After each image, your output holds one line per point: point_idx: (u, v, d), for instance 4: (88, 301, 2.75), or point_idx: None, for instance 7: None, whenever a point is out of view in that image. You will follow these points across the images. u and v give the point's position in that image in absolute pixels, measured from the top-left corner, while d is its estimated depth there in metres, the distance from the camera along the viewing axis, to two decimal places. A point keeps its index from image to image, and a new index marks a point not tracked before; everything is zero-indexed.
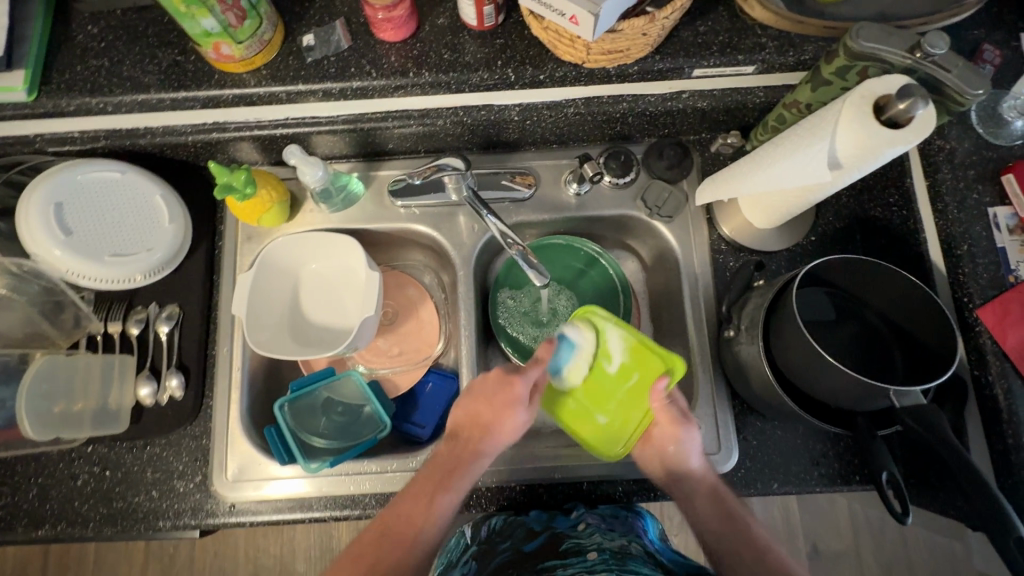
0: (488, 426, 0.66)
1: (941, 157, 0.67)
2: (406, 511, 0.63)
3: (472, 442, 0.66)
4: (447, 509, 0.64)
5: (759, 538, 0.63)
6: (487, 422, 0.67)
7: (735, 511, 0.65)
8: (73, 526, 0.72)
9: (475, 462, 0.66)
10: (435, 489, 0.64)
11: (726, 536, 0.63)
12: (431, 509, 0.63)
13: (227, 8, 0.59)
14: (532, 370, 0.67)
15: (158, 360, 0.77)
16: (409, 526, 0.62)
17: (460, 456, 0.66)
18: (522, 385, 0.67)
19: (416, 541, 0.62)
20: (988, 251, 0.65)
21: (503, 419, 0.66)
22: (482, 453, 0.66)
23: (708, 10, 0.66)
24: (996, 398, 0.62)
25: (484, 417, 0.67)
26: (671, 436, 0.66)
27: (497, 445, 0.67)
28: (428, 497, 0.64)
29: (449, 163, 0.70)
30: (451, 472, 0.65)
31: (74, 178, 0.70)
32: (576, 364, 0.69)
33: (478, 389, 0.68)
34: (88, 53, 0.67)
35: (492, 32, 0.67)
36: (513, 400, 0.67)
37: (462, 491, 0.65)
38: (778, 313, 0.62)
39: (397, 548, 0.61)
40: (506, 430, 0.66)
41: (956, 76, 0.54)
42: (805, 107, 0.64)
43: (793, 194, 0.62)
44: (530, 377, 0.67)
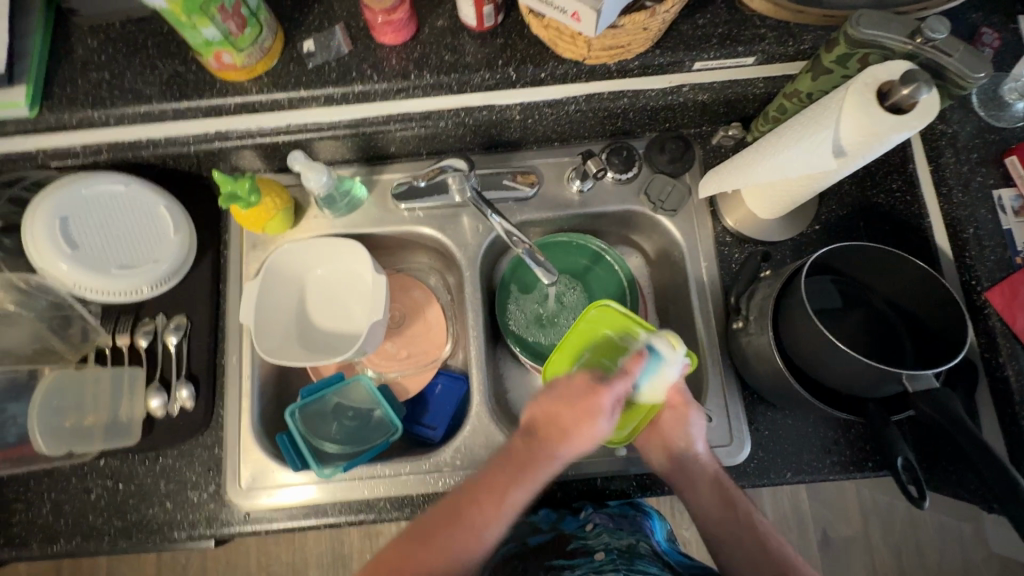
0: (567, 430, 0.62)
1: (944, 141, 0.67)
2: (467, 509, 0.60)
3: (548, 441, 0.62)
4: (510, 509, 0.61)
5: (756, 523, 0.65)
6: (565, 424, 0.63)
7: (734, 497, 0.66)
8: (88, 540, 0.72)
9: (546, 463, 0.62)
10: (504, 485, 0.61)
11: (723, 523, 0.65)
12: (502, 511, 0.60)
13: (228, 17, 0.59)
14: (619, 384, 0.63)
15: (167, 371, 0.77)
16: (473, 521, 0.59)
17: (535, 454, 0.62)
18: (609, 394, 0.63)
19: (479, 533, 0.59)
20: (993, 234, 0.65)
21: (582, 425, 0.62)
22: (555, 458, 0.62)
23: (706, 2, 0.67)
24: (1007, 380, 0.62)
25: (565, 420, 0.63)
26: (676, 421, 0.68)
27: (574, 449, 0.63)
28: (491, 493, 0.61)
29: (453, 164, 0.72)
30: (519, 469, 0.62)
31: (79, 192, 0.70)
32: (659, 380, 0.65)
33: (569, 387, 0.64)
34: (88, 66, 0.67)
35: (492, 32, 0.67)
36: (598, 409, 0.63)
37: (529, 492, 0.62)
38: (786, 302, 0.62)
39: (456, 542, 0.58)
40: (588, 437, 0.62)
41: (957, 61, 0.54)
42: (807, 96, 0.64)
43: (797, 183, 0.62)
44: (619, 387, 0.63)
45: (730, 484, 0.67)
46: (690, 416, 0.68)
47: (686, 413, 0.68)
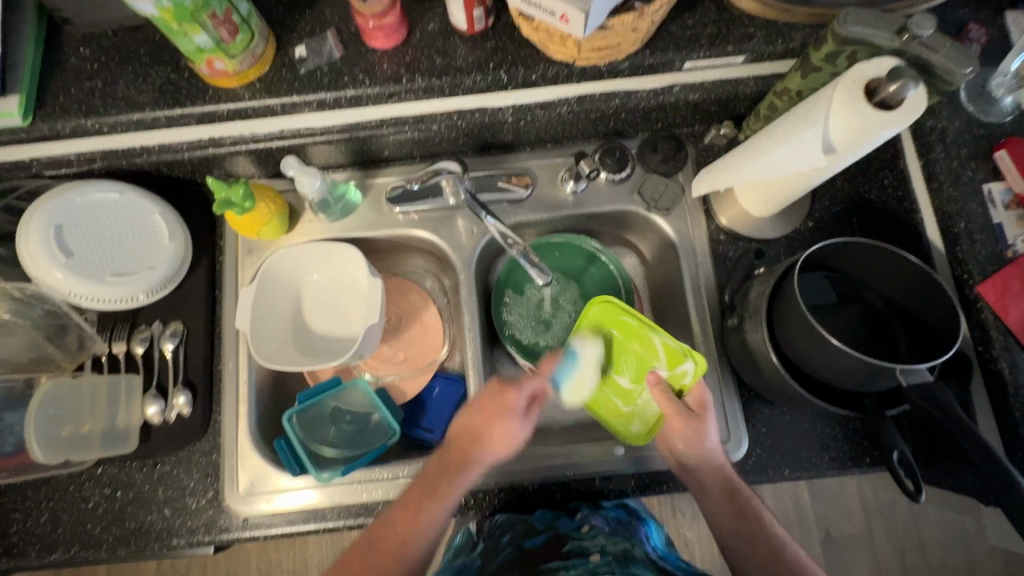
0: (478, 433, 0.65)
1: (934, 137, 0.68)
2: (395, 526, 0.62)
3: (466, 450, 0.65)
4: (440, 520, 0.63)
5: (772, 533, 0.63)
6: (481, 432, 0.65)
7: (748, 506, 0.64)
8: (87, 548, 0.72)
9: (465, 471, 0.64)
10: (422, 501, 0.63)
11: (737, 534, 0.63)
12: (418, 519, 0.62)
13: (219, 24, 0.59)
14: (528, 383, 0.67)
15: (164, 378, 0.77)
16: (397, 540, 0.61)
17: (450, 464, 0.65)
18: (518, 394, 0.66)
19: (405, 554, 0.61)
20: (984, 227, 0.65)
21: (495, 429, 0.64)
22: (473, 462, 0.64)
23: (695, 3, 0.67)
24: (1002, 372, 0.62)
25: (480, 428, 0.65)
26: (696, 427, 0.64)
27: (490, 455, 0.65)
28: (416, 511, 0.62)
29: (446, 167, 0.72)
30: (442, 481, 0.63)
31: (72, 200, 0.70)
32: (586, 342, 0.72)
33: (483, 400, 0.66)
34: (81, 75, 0.68)
35: (483, 35, 0.68)
36: (508, 411, 0.65)
37: (452, 500, 0.63)
38: (781, 299, 0.62)
39: (386, 562, 0.60)
40: (505, 442, 0.65)
41: (944, 56, 0.54)
42: (797, 93, 0.64)
43: (788, 180, 0.62)
44: (517, 396, 0.66)
45: (745, 493, 0.65)
46: (706, 423, 0.64)
47: (705, 420, 0.64)
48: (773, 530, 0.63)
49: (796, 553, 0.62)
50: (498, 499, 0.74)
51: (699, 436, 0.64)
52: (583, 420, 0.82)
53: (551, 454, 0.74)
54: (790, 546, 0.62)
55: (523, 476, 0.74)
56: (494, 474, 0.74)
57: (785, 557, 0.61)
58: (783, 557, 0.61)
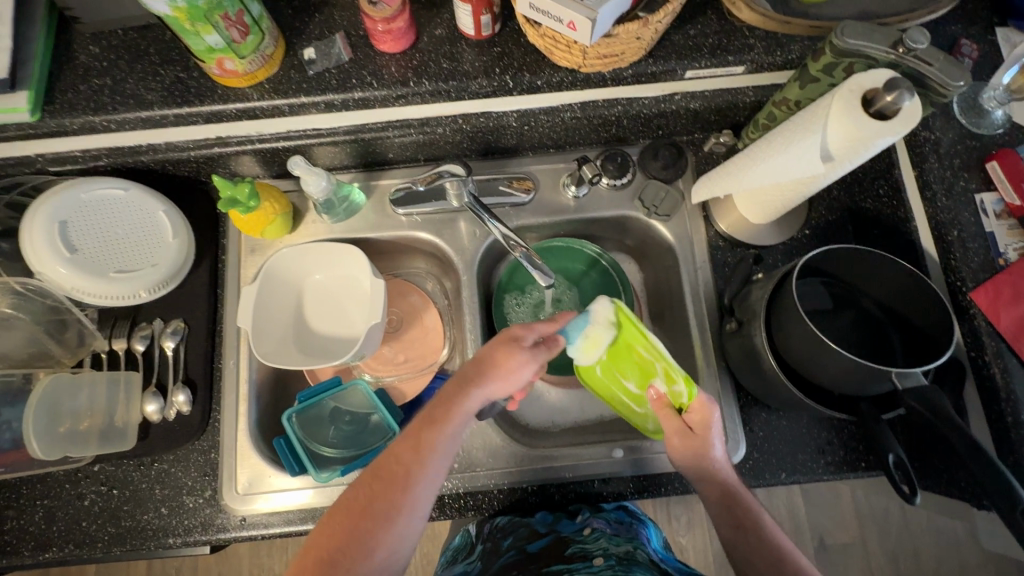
0: (482, 365, 0.60)
1: (928, 148, 0.69)
2: (399, 451, 0.58)
3: (466, 381, 0.60)
4: (444, 446, 0.59)
5: (776, 545, 0.58)
6: (483, 361, 0.61)
7: (748, 516, 0.60)
8: (81, 547, 0.71)
9: (468, 403, 0.59)
10: (425, 425, 0.59)
11: (736, 546, 0.59)
12: (422, 451, 0.58)
13: (231, 25, 0.60)
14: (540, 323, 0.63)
15: (164, 375, 0.77)
16: (403, 465, 0.58)
17: (452, 391, 0.61)
18: (524, 328, 0.62)
19: (408, 482, 0.57)
20: (977, 236, 0.67)
21: (496, 359, 0.60)
22: (474, 395, 0.59)
23: (697, 14, 0.69)
24: (994, 378, 0.63)
25: (486, 356, 0.61)
26: (698, 444, 0.61)
27: (490, 387, 0.60)
28: (421, 435, 0.59)
29: (450, 169, 0.74)
30: (443, 408, 0.59)
31: (78, 196, 0.70)
32: (592, 331, 0.67)
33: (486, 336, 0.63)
34: (90, 72, 0.68)
35: (489, 41, 0.69)
36: (512, 341, 0.61)
37: (456, 428, 0.59)
38: (781, 304, 0.63)
39: (389, 487, 0.56)
40: (506, 372, 0.59)
41: (938, 70, 0.56)
42: (795, 103, 0.66)
43: (787, 187, 0.63)
44: (528, 332, 0.62)
45: (746, 501, 0.61)
46: (711, 439, 0.60)
47: (706, 440, 0.60)
48: (777, 542, 0.59)
49: (801, 565, 0.57)
50: (497, 500, 0.74)
51: (700, 453, 0.61)
52: (581, 422, 0.83)
53: (550, 456, 0.74)
54: (795, 559, 0.57)
55: (524, 477, 0.74)
56: (493, 475, 0.74)
57: (786, 569, 0.56)
58: (784, 568, 0.56)
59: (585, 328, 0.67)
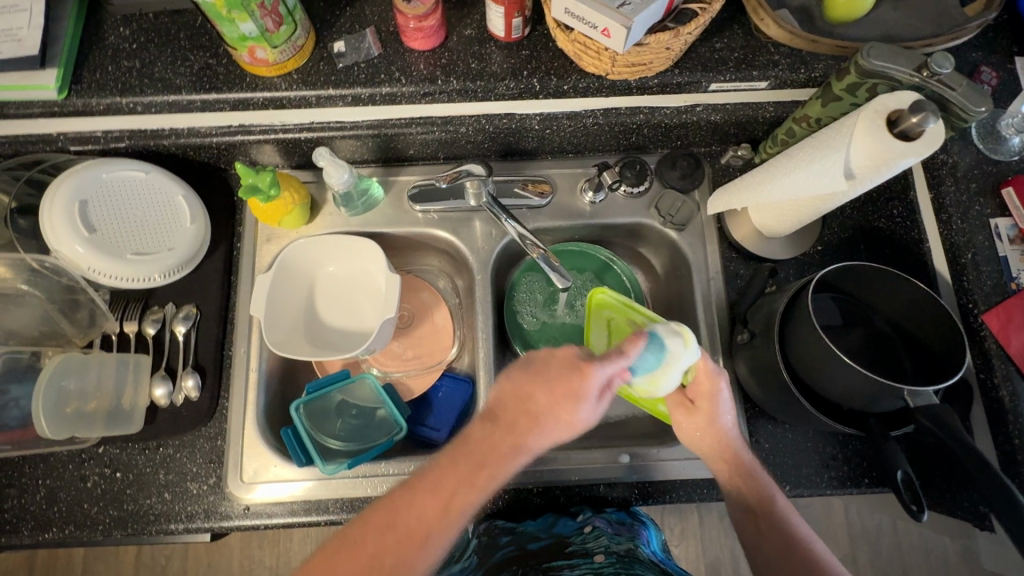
0: (541, 416, 0.56)
1: (945, 171, 0.71)
2: (416, 503, 0.54)
3: (516, 430, 0.56)
4: (473, 509, 0.55)
5: (791, 533, 0.59)
6: (541, 413, 0.56)
7: (761, 502, 0.60)
8: (81, 529, 0.71)
9: (514, 459, 0.55)
10: (460, 487, 0.54)
11: (747, 532, 0.61)
12: (450, 512, 0.54)
13: (266, 14, 0.60)
14: (613, 363, 0.58)
15: (174, 360, 0.77)
16: (421, 526, 0.53)
17: (501, 446, 0.55)
18: (596, 376, 0.57)
19: (426, 542, 0.53)
20: (990, 259, 0.68)
21: (561, 410, 0.56)
22: (523, 449, 0.56)
23: (723, 28, 0.70)
24: (1002, 400, 0.65)
25: (547, 408, 0.56)
26: (699, 417, 0.63)
27: (547, 441, 0.56)
28: (450, 496, 0.54)
29: (471, 169, 0.74)
30: (484, 470, 0.55)
31: (98, 176, 0.70)
32: (658, 377, 0.60)
33: (555, 389, 0.56)
34: (119, 54, 0.68)
35: (519, 43, 0.70)
36: (581, 393, 0.56)
37: (490, 491, 0.55)
38: (795, 316, 0.64)
39: (405, 545, 0.52)
40: (570, 424, 0.56)
41: (960, 95, 0.57)
42: (815, 121, 0.66)
43: (805, 203, 0.64)
44: (602, 375, 0.57)
45: (766, 490, 0.61)
46: (717, 412, 0.63)
47: (710, 411, 0.63)
48: (792, 529, 0.59)
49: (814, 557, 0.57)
50: (501, 499, 0.74)
51: (708, 424, 0.63)
52: (587, 426, 0.83)
53: (554, 459, 0.75)
54: (810, 547, 0.58)
55: (528, 479, 0.74)
56: None
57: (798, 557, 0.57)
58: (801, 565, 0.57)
59: (652, 365, 0.60)
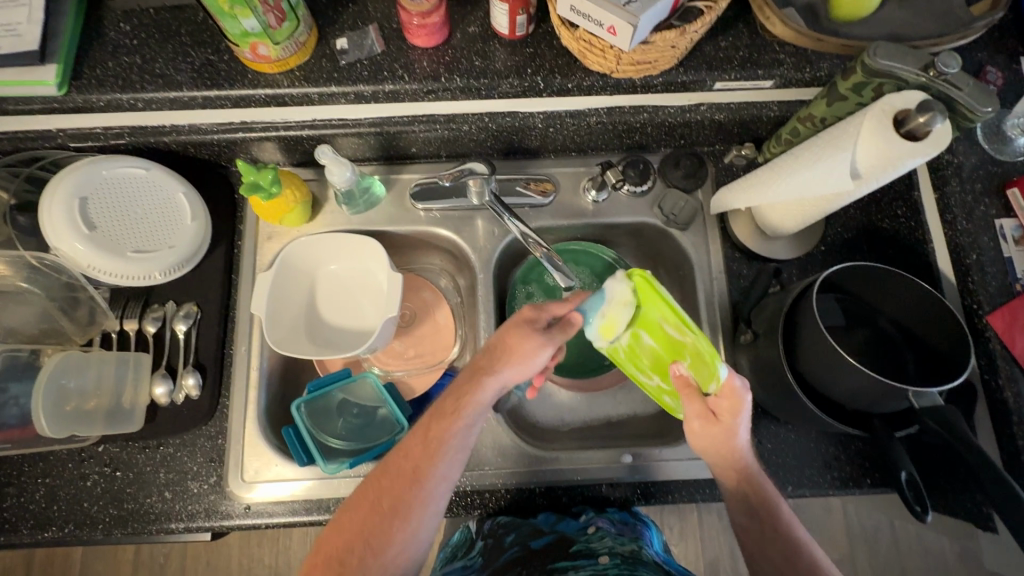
0: (496, 351, 0.62)
1: (950, 171, 0.70)
2: (409, 448, 0.59)
3: (483, 368, 0.61)
4: (458, 440, 0.59)
5: (793, 538, 0.58)
6: (501, 349, 0.62)
7: (763, 504, 0.59)
8: (81, 528, 0.70)
9: (484, 389, 0.60)
10: (435, 420, 0.60)
11: (749, 534, 0.59)
12: (433, 441, 0.58)
13: (269, 10, 0.60)
14: (556, 304, 0.65)
15: (174, 359, 0.76)
16: (411, 461, 0.58)
17: (466, 389, 0.61)
18: (539, 313, 0.64)
19: (420, 476, 0.57)
20: (995, 260, 0.68)
21: (513, 345, 0.61)
22: (490, 381, 0.60)
23: (728, 26, 0.69)
24: (1006, 401, 0.65)
25: (502, 343, 0.62)
26: (718, 431, 0.58)
27: (511, 375, 0.61)
28: (429, 434, 0.59)
29: (473, 169, 0.74)
30: (455, 402, 0.60)
31: (99, 173, 0.70)
32: (608, 311, 0.65)
33: (508, 345, 0.61)
34: (120, 49, 0.68)
35: (522, 41, 0.69)
36: (528, 326, 0.62)
37: (469, 420, 0.60)
38: (799, 316, 0.64)
39: (405, 486, 0.57)
40: (524, 366, 0.61)
41: (966, 95, 0.56)
42: (820, 120, 0.66)
43: (809, 203, 0.64)
44: (540, 315, 0.64)
45: (766, 492, 0.60)
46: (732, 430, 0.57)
47: (730, 428, 0.57)
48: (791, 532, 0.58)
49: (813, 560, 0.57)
50: (503, 499, 0.74)
51: (725, 439, 0.58)
52: (589, 426, 0.83)
53: (557, 458, 0.74)
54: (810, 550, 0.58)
55: (529, 479, 0.74)
56: (501, 474, 0.74)
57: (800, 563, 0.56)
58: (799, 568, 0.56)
59: (601, 304, 0.65)
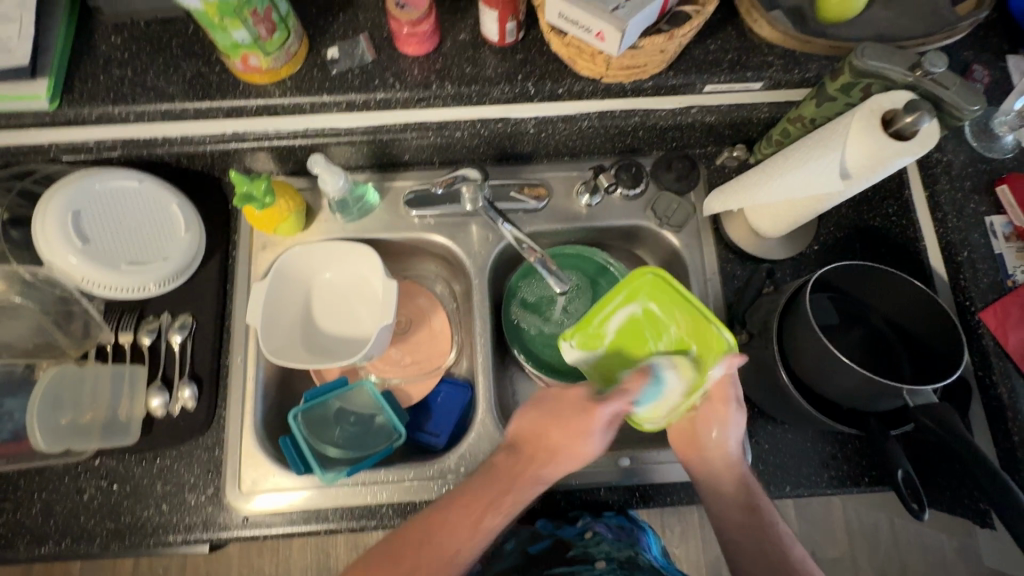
0: (557, 451, 0.62)
1: (940, 169, 0.71)
2: (454, 524, 0.58)
3: (535, 463, 0.62)
4: (492, 533, 0.60)
5: (781, 536, 0.62)
6: (554, 444, 0.63)
7: (756, 502, 0.63)
8: (79, 542, 0.70)
9: (530, 488, 0.61)
10: (487, 509, 0.60)
11: (745, 527, 0.62)
12: (479, 529, 0.59)
13: (259, 21, 0.60)
14: (618, 400, 0.62)
15: (169, 370, 0.76)
16: (449, 548, 0.58)
17: (518, 476, 0.62)
18: (602, 414, 0.62)
19: (456, 559, 0.57)
20: (986, 257, 0.68)
21: (575, 445, 0.62)
22: (539, 480, 0.62)
23: (717, 29, 0.70)
24: (1000, 397, 0.65)
25: (561, 441, 0.62)
26: (722, 415, 0.64)
27: (559, 471, 0.63)
28: (481, 516, 0.59)
29: (466, 174, 0.76)
30: (509, 495, 0.61)
31: (92, 185, 0.70)
32: (659, 405, 0.64)
33: (567, 436, 0.62)
34: (111, 62, 0.68)
35: (512, 47, 0.70)
36: (591, 429, 0.63)
37: (507, 517, 0.60)
38: (792, 317, 0.64)
39: (435, 561, 0.57)
40: (579, 455, 0.63)
41: (953, 93, 0.57)
42: (810, 121, 0.67)
43: (801, 203, 0.64)
44: (609, 406, 0.62)
45: (755, 490, 0.65)
46: (737, 419, 0.65)
47: (726, 414, 0.64)
48: (780, 530, 0.63)
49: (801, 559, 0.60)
50: None
51: (725, 425, 0.64)
52: None
53: None
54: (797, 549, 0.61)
55: None
56: None
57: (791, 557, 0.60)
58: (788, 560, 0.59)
59: (655, 396, 0.64)
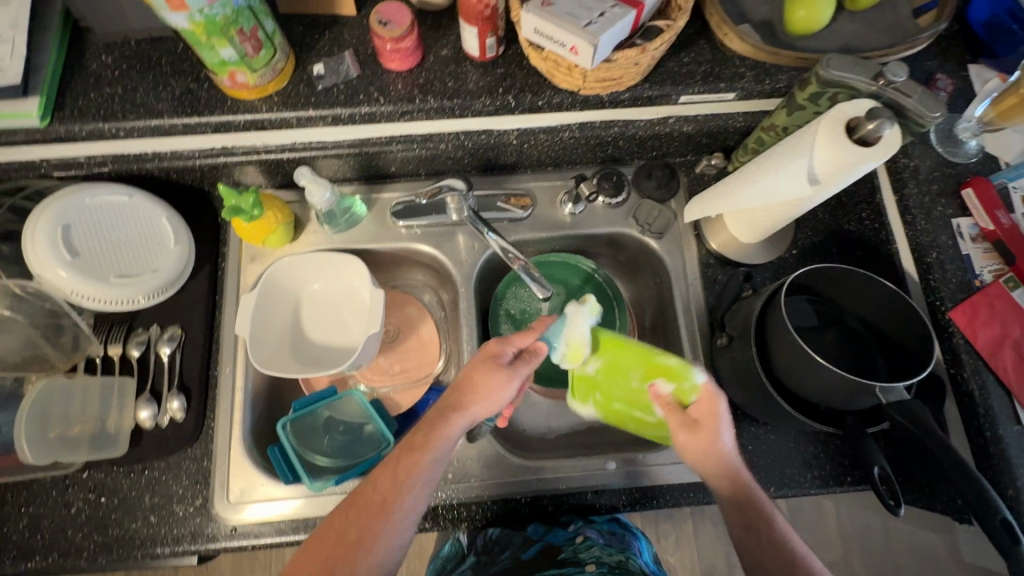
0: (465, 386, 0.62)
1: (908, 175, 0.73)
2: (376, 478, 0.60)
3: (454, 403, 0.61)
4: (424, 474, 0.59)
5: (790, 550, 0.57)
6: (467, 384, 0.62)
7: (760, 516, 0.58)
8: (65, 556, 0.70)
9: (450, 425, 0.60)
10: (405, 455, 0.60)
11: (746, 546, 0.58)
12: (402, 477, 0.59)
13: (245, 39, 0.62)
14: (519, 336, 0.64)
15: (159, 382, 0.77)
16: (379, 494, 0.59)
17: (435, 419, 0.61)
18: (500, 348, 0.63)
19: (387, 507, 0.58)
20: (955, 258, 0.70)
21: (479, 381, 0.61)
22: (457, 417, 0.61)
23: (690, 43, 0.72)
24: (972, 394, 0.66)
25: (468, 378, 0.62)
26: (704, 438, 0.59)
27: (480, 410, 0.61)
28: (404, 460, 0.59)
29: (451, 185, 0.77)
30: (427, 439, 0.60)
31: (80, 201, 0.71)
32: (570, 335, 0.67)
33: (471, 381, 0.61)
34: (101, 80, 0.70)
35: (493, 61, 0.72)
36: (488, 362, 0.62)
37: (436, 459, 0.59)
38: (770, 319, 0.65)
39: (369, 512, 0.57)
40: (492, 395, 0.61)
41: (916, 101, 0.59)
42: (782, 129, 0.69)
43: (776, 208, 0.66)
44: (504, 348, 0.63)
45: (758, 500, 0.59)
46: (717, 434, 0.59)
47: (713, 431, 0.59)
48: (790, 543, 0.57)
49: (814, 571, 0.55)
50: (490, 512, 0.74)
51: (709, 444, 0.59)
52: (575, 434, 0.84)
53: (543, 467, 0.75)
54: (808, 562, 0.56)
55: (516, 488, 0.74)
56: (487, 486, 0.74)
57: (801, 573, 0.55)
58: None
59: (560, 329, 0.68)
